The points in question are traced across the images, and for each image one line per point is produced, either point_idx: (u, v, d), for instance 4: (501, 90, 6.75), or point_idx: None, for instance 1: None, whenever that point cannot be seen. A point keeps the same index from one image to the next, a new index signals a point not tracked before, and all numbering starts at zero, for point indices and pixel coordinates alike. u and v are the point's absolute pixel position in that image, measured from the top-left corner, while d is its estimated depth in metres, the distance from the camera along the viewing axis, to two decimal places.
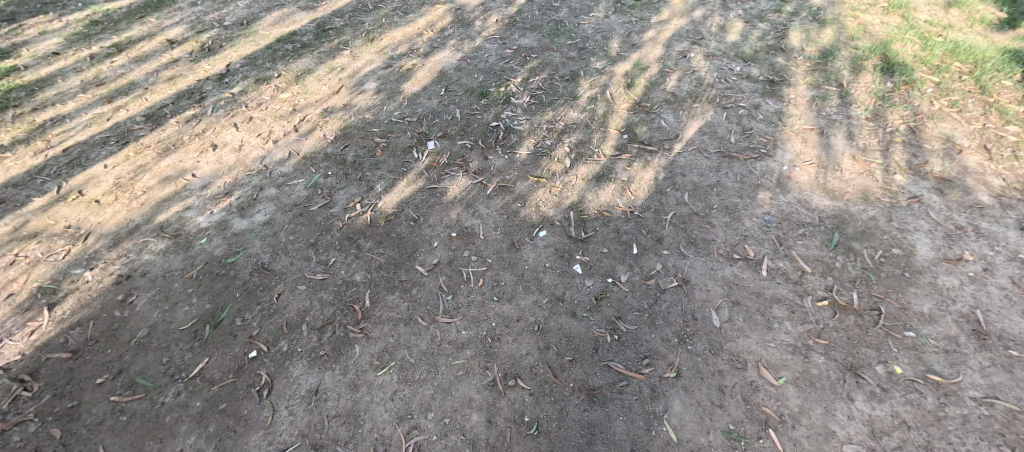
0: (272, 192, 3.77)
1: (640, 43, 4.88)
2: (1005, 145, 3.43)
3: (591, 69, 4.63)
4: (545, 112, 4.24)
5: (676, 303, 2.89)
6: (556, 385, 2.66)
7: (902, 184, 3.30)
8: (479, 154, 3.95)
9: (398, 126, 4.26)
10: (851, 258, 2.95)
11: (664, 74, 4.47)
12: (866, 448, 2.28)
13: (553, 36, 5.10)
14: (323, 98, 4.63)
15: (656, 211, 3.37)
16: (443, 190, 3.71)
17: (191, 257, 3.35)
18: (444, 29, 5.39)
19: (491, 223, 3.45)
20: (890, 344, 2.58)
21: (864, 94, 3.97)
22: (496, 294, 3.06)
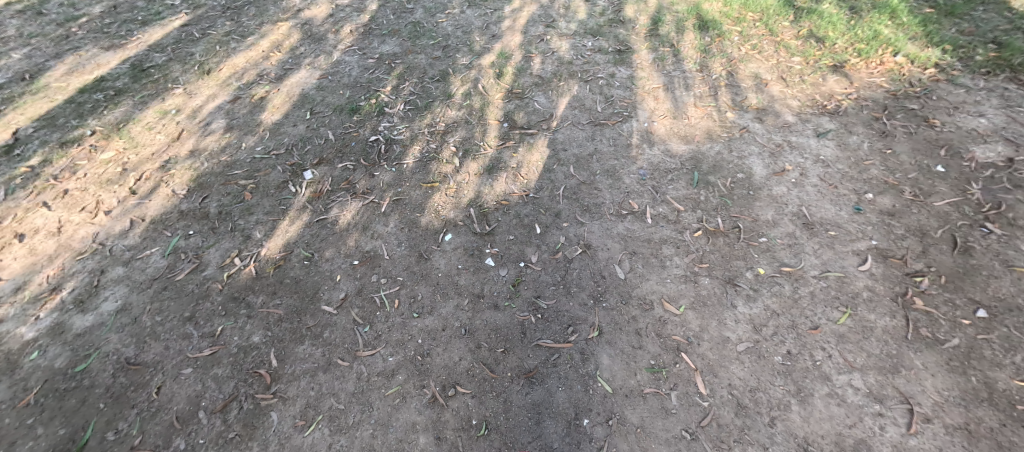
0: (119, 271, 3.13)
1: (499, 33, 5.03)
2: (794, 73, 4.29)
3: (459, 66, 4.65)
4: (423, 117, 4.15)
5: (585, 268, 3.10)
6: (495, 379, 2.69)
7: (733, 119, 3.95)
8: (364, 172, 3.73)
9: (264, 162, 3.82)
10: (711, 190, 3.45)
11: (528, 60, 4.68)
12: (754, 342, 2.73)
13: (414, 38, 4.99)
14: (160, 148, 3.94)
15: (549, 189, 3.55)
16: (333, 219, 3.44)
17: (22, 379, 2.64)
18: (294, 47, 4.95)
19: (393, 240, 3.31)
20: (754, 252, 3.11)
21: (691, 50, 4.63)
22: (416, 310, 2.96)
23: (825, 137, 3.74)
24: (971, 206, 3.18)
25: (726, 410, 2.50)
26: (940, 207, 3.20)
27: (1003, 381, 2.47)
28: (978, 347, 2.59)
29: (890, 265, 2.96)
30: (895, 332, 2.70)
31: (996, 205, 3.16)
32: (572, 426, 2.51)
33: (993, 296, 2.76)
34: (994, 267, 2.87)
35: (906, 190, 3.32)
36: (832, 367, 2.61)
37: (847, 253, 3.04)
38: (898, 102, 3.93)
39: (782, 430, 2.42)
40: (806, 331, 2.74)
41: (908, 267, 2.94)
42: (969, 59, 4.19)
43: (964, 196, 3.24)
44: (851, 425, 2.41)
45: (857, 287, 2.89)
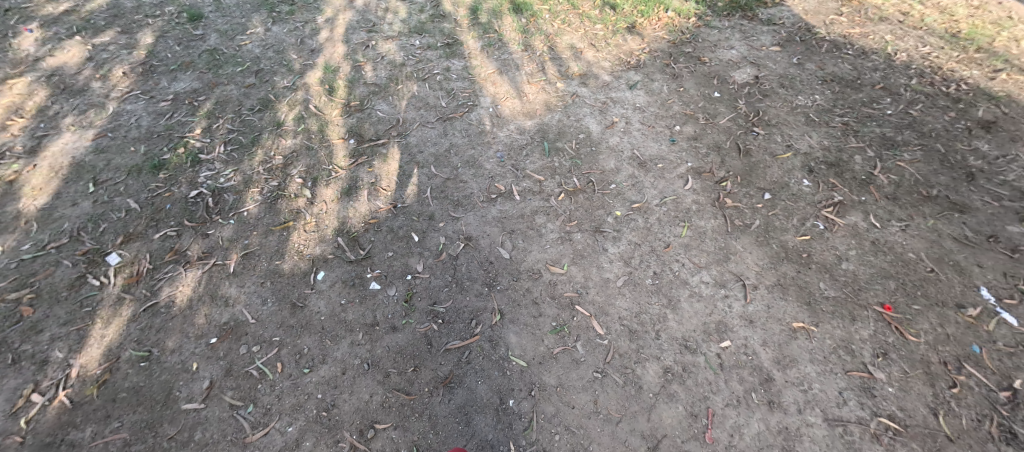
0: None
1: (317, 47, 4.59)
2: (601, 39, 4.84)
3: (280, 89, 4.13)
4: (252, 154, 3.60)
5: (472, 260, 3.13)
6: (413, 401, 2.58)
7: (563, 88, 4.31)
8: (194, 235, 3.12)
9: (43, 260, 2.92)
10: (562, 156, 3.75)
11: (357, 69, 4.39)
12: (628, 274, 3.12)
13: (215, 68, 4.26)
14: None
15: (415, 195, 3.45)
16: (166, 300, 2.82)
17: None
18: (44, 108, 3.82)
19: (254, 300, 2.87)
20: (609, 198, 3.50)
21: (512, 32, 4.87)
22: (306, 365, 2.65)
23: (636, 87, 4.34)
24: (742, 118, 4.06)
25: (622, 340, 2.83)
26: (725, 124, 4.01)
27: (791, 241, 3.27)
28: (772, 222, 3.37)
29: (705, 179, 3.63)
30: (719, 229, 3.34)
31: (757, 113, 4.09)
32: (500, 412, 2.57)
33: (771, 181, 3.60)
34: (767, 159, 3.74)
35: (700, 117, 4.07)
36: (687, 271, 3.14)
37: (675, 178, 3.63)
38: (678, 48, 4.75)
39: (665, 338, 2.84)
40: (662, 250, 3.24)
41: (716, 176, 3.65)
42: (714, 7, 5.26)
43: (736, 111, 4.11)
44: (710, 313, 2.95)
45: (688, 203, 3.49)
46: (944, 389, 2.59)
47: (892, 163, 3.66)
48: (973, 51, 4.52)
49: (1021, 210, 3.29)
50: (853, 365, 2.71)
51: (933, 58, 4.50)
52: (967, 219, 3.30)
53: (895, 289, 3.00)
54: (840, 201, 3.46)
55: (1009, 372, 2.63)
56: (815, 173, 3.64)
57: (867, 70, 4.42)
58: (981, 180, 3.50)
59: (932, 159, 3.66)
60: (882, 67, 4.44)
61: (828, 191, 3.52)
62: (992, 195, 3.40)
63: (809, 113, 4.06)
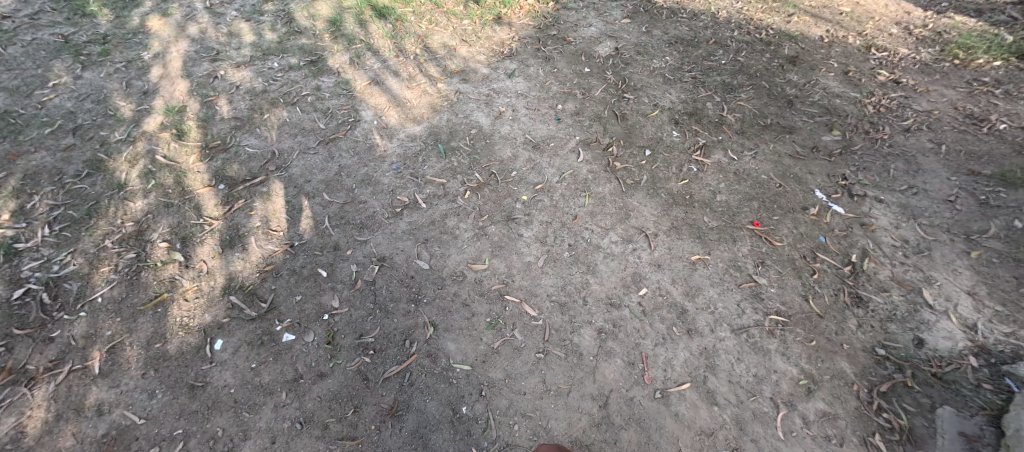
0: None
1: (152, 87, 3.91)
2: (471, 33, 4.81)
3: (112, 143, 3.45)
4: (92, 227, 2.97)
5: (390, 281, 2.96)
6: (361, 443, 2.39)
7: (445, 88, 4.22)
8: (33, 342, 2.50)
9: None
10: (459, 154, 3.69)
11: (209, 105, 3.83)
12: (548, 252, 3.21)
13: (12, 134, 3.40)
14: None
15: (311, 229, 3.14)
16: (13, 433, 2.24)
17: None
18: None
19: (139, 395, 2.40)
20: (513, 186, 3.54)
21: (380, 39, 4.62)
22: (225, 447, 2.30)
23: (514, 75, 4.41)
24: (613, 87, 4.35)
25: (556, 316, 2.92)
26: (600, 95, 4.27)
27: (675, 187, 3.63)
28: (657, 174, 3.70)
29: (593, 148, 3.84)
30: (615, 191, 3.58)
31: (623, 80, 4.42)
32: (455, 423, 2.49)
33: (648, 138, 3.94)
34: (641, 119, 4.08)
35: (577, 92, 4.29)
36: (598, 236, 3.32)
37: (568, 153, 3.79)
38: (544, 32, 4.91)
39: (593, 301, 2.99)
40: (572, 222, 3.38)
41: (602, 143, 3.88)
42: None
43: (606, 82, 4.40)
44: (626, 269, 3.16)
45: (584, 173, 3.67)
46: (809, 277, 3.10)
47: (735, 103, 4.22)
48: (773, 2, 5.37)
49: (828, 122, 4.03)
50: (744, 279, 3.12)
51: (747, 10, 5.25)
52: (795, 137, 3.94)
53: (759, 207, 3.49)
54: (704, 144, 3.91)
55: (847, 250, 3.22)
56: (681, 123, 4.06)
57: (701, 28, 5.02)
58: (799, 104, 4.20)
59: (762, 94, 4.30)
60: (713, 24, 5.07)
61: (694, 137, 3.96)
62: (807, 115, 4.11)
63: (665, 72, 4.50)
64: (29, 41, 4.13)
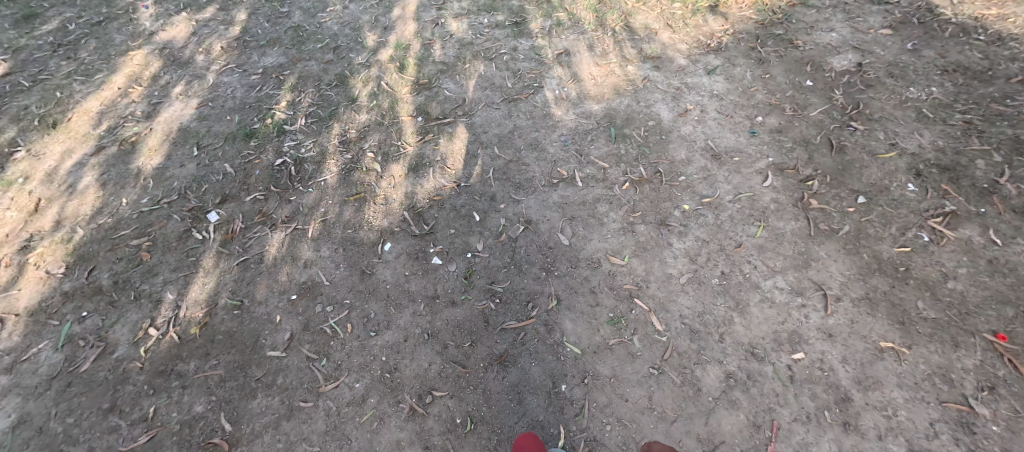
0: (3, 382, 2.53)
1: (390, 24, 4.75)
2: (678, 18, 4.56)
3: (357, 66, 4.34)
4: (330, 127, 3.84)
5: (531, 244, 3.14)
6: (469, 374, 2.65)
7: (634, 71, 4.12)
8: (279, 200, 3.40)
9: (156, 213, 3.29)
10: (628, 143, 3.61)
11: (427, 47, 4.48)
12: (693, 271, 2.97)
13: (298, 44, 4.55)
14: (16, 227, 3.19)
15: (479, 175, 3.50)
16: (256, 257, 3.09)
17: None
18: (156, 78, 4.25)
19: (330, 264, 3.07)
20: (676, 191, 3.33)
21: (583, 11, 4.72)
22: (372, 328, 2.79)
23: (715, 73, 4.04)
24: (838, 110, 3.65)
25: (682, 339, 2.71)
26: (816, 116, 3.64)
27: (886, 251, 2.92)
28: (865, 229, 3.03)
29: (787, 176, 3.33)
30: (801, 232, 3.07)
31: (856, 105, 3.65)
32: (552, 396, 2.58)
33: (867, 183, 3.23)
34: (865, 158, 3.35)
35: (787, 107, 3.72)
36: (760, 275, 2.92)
37: (753, 174, 3.37)
38: (767, 30, 4.34)
39: (730, 342, 2.68)
40: (733, 250, 3.03)
41: (801, 174, 3.34)
42: None
43: (831, 103, 3.71)
44: (782, 321, 2.73)
45: (766, 201, 3.23)
46: None
47: None
48: None
49: None
50: (950, 396, 2.40)
51: None
52: None
53: (1014, 316, 2.59)
54: (952, 211, 3.02)
55: None
56: (924, 177, 3.20)
57: (1004, 59, 3.77)
58: None
59: None
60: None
61: (939, 198, 3.09)
62: None
63: (922, 107, 3.56)
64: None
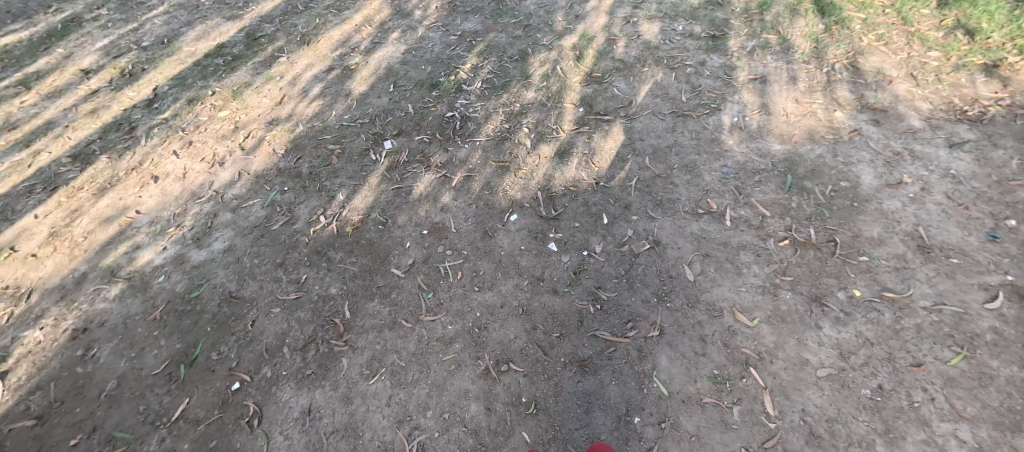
0: (228, 217, 3.45)
1: (583, 13, 4.81)
2: (929, 70, 3.68)
3: (540, 46, 4.52)
4: (499, 96, 4.13)
5: (651, 265, 2.99)
6: (548, 363, 2.70)
7: (843, 119, 3.51)
8: (439, 146, 3.83)
9: (350, 129, 4.02)
10: (805, 197, 3.13)
11: (611, 42, 4.42)
12: (838, 369, 2.46)
13: (497, 16, 4.93)
14: (265, 111, 4.25)
15: (621, 180, 3.42)
16: (407, 189, 3.57)
17: (152, 297, 3.02)
18: (384, 23, 5.08)
19: (462, 215, 3.38)
20: (850, 270, 2.79)
21: (800, 38, 4.13)
22: (476, 284, 3.02)
23: (961, 148, 3.18)
24: None
25: (795, 436, 2.30)
26: None
27: None
28: None
29: None
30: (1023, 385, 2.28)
31: None
32: (621, 421, 2.47)
33: None
34: None
35: None
36: (934, 412, 2.27)
37: (974, 288, 2.59)
38: None
39: None
40: (906, 367, 2.41)
41: None
42: None
43: None
44: None
45: (980, 327, 2.47)
46: None
47: None
48: None
49: None
50: None
51: None
52: None
53: None
54: None
55: None
56: None
57: None
58: None
59: None
60: None
61: None
62: None
63: None
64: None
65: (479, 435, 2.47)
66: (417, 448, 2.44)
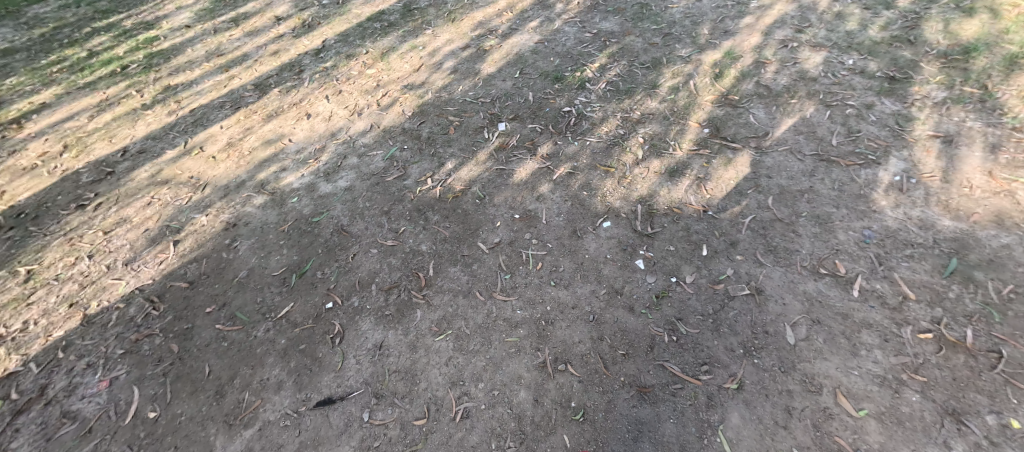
0: (353, 161, 3.91)
1: (734, 30, 4.55)
2: None
3: (676, 57, 4.39)
4: (621, 100, 4.09)
5: (746, 313, 2.72)
6: (606, 377, 2.61)
7: None
8: (548, 138, 3.89)
9: (471, 105, 4.28)
10: (970, 291, 2.58)
11: (759, 65, 4.14)
12: None
13: (637, 20, 4.88)
14: (403, 76, 4.70)
15: (736, 214, 3.18)
16: (509, 172, 3.70)
17: (284, 213, 3.58)
18: (524, 11, 5.27)
19: (556, 209, 3.40)
20: (1015, 395, 2.23)
21: (1017, 99, 3.40)
22: (553, 279, 3.03)
23: None
24: None
25: None
26: None
27: None
28: None
29: None
30: None
31: None
32: None
33: None
34: None
35: None
36: None
37: None
38: None
39: None
40: None
41: None
42: None
43: None
44: None
45: None
46: None
47: None
48: None
49: None
50: None
51: None
52: None
53: None
54: None
55: None
56: None
57: None
58: None
59: None
60: None
61: None
62: None
63: None
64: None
65: (522, 422, 2.49)
66: (462, 413, 2.54)
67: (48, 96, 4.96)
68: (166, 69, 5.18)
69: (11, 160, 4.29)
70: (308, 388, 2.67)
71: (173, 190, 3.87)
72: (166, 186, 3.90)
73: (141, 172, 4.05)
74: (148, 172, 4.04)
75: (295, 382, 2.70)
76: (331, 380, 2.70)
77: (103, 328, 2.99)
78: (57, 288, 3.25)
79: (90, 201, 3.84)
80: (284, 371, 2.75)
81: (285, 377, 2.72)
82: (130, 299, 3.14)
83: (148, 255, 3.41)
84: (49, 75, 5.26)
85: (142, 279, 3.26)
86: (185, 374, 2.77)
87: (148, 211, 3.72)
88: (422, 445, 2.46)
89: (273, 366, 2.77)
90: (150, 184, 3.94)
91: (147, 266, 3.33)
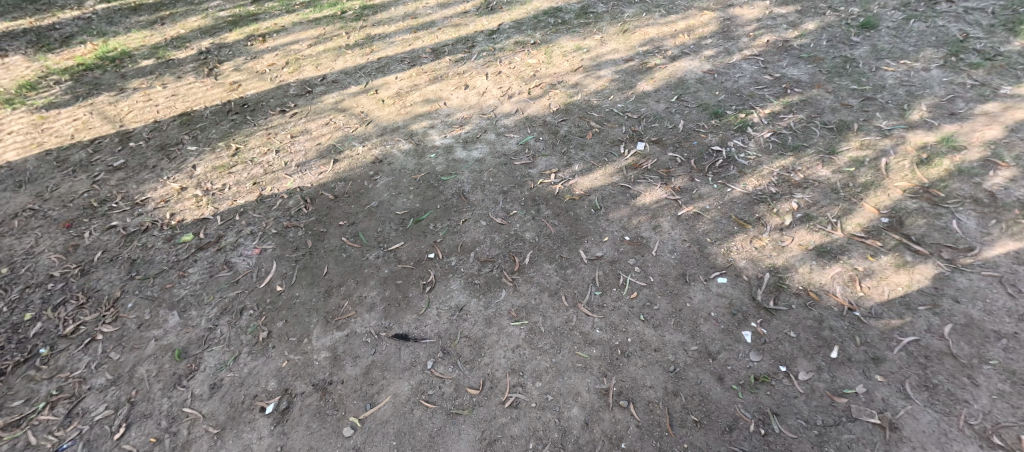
0: (490, 137, 4.18)
1: (964, 113, 3.69)
2: None
3: (872, 126, 3.75)
4: (783, 156, 3.66)
5: (864, 443, 2.26)
6: (668, 435, 2.40)
7: None
8: (686, 172, 3.67)
9: (616, 117, 4.23)
10: None
11: (987, 164, 3.31)
12: None
13: (835, 74, 4.29)
14: (561, 72, 4.82)
15: (889, 327, 2.64)
16: (635, 192, 3.58)
17: (422, 164, 4.00)
18: (702, 37, 5.01)
19: (667, 246, 3.21)
20: None
21: None
22: (643, 314, 2.89)
23: None
24: None
25: None
26: None
27: None
28: None
29: None
30: None
31: None
32: None
33: None
34: None
35: None
36: None
37: None
38: None
39: None
40: None
41: None
42: None
43: None
44: None
45: None
46: None
47: None
48: None
49: None
50: None
51: None
52: None
53: None
54: None
55: None
56: None
57: None
58: None
59: None
60: None
61: None
62: None
63: None
64: (936, 25, 4.62)
65: (565, 436, 2.44)
66: (510, 401, 2.59)
67: (286, 22, 6.18)
68: (372, 19, 6.07)
69: (250, 63, 5.47)
70: (395, 319, 2.99)
71: (346, 118, 4.57)
72: (343, 114, 4.62)
73: (331, 97, 4.85)
74: (334, 99, 4.82)
75: (386, 310, 3.04)
76: (413, 320, 2.98)
77: (269, 209, 3.73)
78: (250, 168, 4.12)
79: (290, 109, 4.74)
80: (381, 296, 3.12)
81: (380, 302, 3.09)
82: (292, 193, 3.85)
83: (313, 164, 4.11)
84: (293, 6, 6.54)
85: (304, 181, 3.96)
86: (310, 267, 3.31)
87: (324, 129, 4.47)
88: (466, 412, 2.57)
89: (373, 289, 3.16)
90: (332, 108, 4.71)
91: (310, 173, 4.03)
